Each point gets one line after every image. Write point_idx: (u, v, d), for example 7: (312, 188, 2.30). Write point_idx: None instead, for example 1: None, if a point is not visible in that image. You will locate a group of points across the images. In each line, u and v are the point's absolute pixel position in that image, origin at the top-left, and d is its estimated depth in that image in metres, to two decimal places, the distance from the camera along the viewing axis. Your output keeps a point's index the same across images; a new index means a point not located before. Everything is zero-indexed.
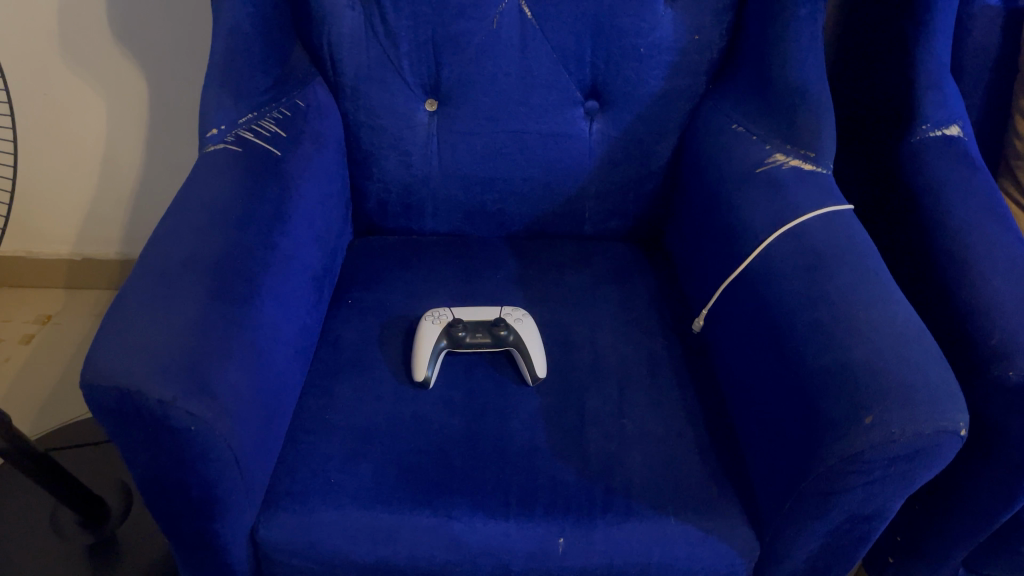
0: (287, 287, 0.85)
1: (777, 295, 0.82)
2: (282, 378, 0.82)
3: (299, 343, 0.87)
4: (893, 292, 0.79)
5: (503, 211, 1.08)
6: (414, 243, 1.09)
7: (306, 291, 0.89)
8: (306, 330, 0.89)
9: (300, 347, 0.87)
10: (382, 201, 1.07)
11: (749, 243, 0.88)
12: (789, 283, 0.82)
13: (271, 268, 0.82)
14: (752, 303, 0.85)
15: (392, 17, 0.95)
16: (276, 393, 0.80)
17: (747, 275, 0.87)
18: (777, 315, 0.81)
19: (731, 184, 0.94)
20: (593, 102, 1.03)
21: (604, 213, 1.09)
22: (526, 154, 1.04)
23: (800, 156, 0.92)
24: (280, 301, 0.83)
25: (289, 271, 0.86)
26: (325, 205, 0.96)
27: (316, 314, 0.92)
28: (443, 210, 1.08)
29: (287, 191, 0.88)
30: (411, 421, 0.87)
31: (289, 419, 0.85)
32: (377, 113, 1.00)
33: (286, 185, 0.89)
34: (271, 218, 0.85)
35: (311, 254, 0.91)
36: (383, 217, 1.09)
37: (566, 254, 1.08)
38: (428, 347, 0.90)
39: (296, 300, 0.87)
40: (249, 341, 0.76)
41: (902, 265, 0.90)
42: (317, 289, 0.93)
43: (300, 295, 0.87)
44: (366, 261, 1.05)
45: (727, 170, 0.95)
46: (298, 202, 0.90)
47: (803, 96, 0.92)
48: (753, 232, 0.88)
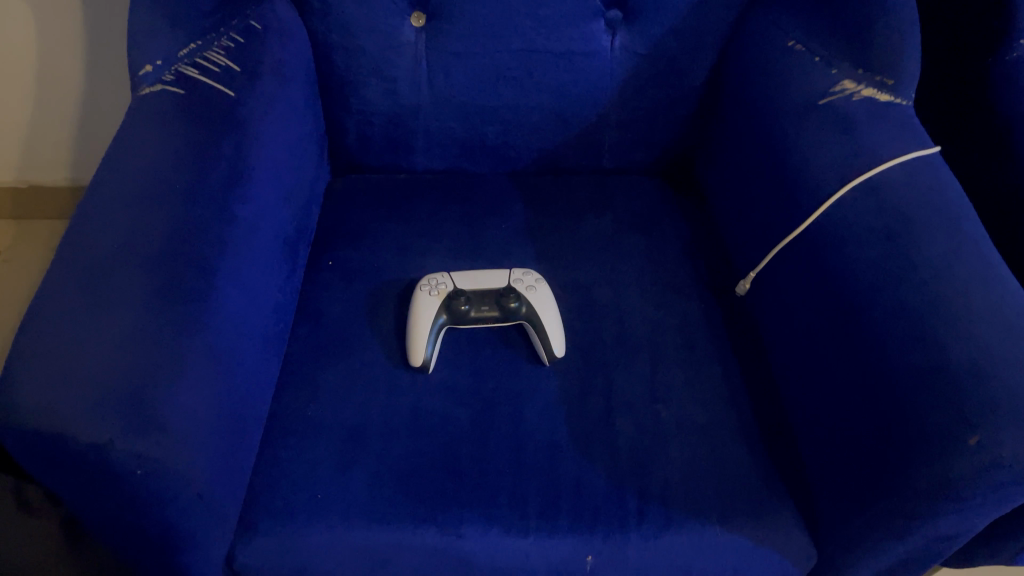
0: (249, 265, 0.69)
1: (845, 267, 0.68)
2: (249, 377, 0.68)
3: (270, 327, 0.73)
4: (994, 267, 0.64)
5: (508, 145, 0.92)
6: (403, 184, 0.93)
7: (274, 264, 0.74)
8: (278, 311, 0.75)
9: (270, 333, 0.73)
10: (363, 135, 0.90)
11: (810, 196, 0.73)
12: (860, 253, 0.67)
13: (228, 247, 0.67)
14: (817, 273, 0.70)
15: None
16: (242, 399, 0.67)
17: (807, 237, 0.72)
18: (849, 292, 0.67)
19: (786, 118, 0.78)
20: (615, 12, 0.85)
21: (627, 143, 0.93)
22: (535, 77, 0.86)
23: (874, 84, 0.75)
24: (240, 284, 0.68)
25: (252, 244, 0.70)
26: (292, 153, 0.80)
27: (290, 286, 0.77)
28: (437, 144, 0.91)
29: (245, 143, 0.72)
30: (410, 414, 0.74)
31: (265, 419, 0.72)
32: (353, 32, 0.82)
33: (240, 133, 0.72)
34: (223, 180, 0.69)
35: (279, 216, 0.76)
36: (365, 153, 0.92)
37: (583, 193, 0.93)
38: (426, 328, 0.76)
39: (264, 279, 0.72)
40: (206, 347, 0.62)
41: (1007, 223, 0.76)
42: (290, 255, 0.78)
43: (268, 272, 0.73)
44: (348, 209, 0.90)
45: (782, 100, 0.79)
46: (258, 154, 0.73)
47: (881, 9, 0.74)
48: (813, 183, 0.73)
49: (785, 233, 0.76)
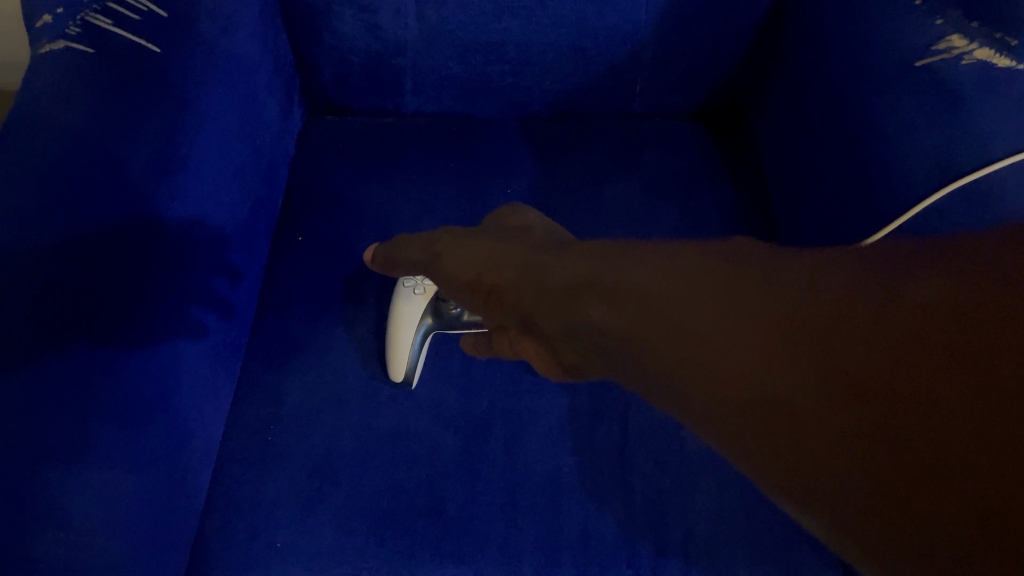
0: (183, 281, 0.56)
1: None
2: (186, 412, 0.57)
3: (214, 343, 0.61)
4: None
5: (516, 87, 0.75)
6: (390, 131, 0.78)
7: (215, 266, 0.61)
8: (224, 322, 0.62)
9: (212, 353, 0.60)
10: (341, 74, 0.74)
11: (888, 195, 0.57)
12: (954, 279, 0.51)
13: (142, 263, 0.52)
14: None
15: None
16: (173, 446, 0.55)
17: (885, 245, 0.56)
18: None
19: (868, 80, 0.61)
20: None
21: (661, 87, 0.76)
22: (552, 9, 0.68)
23: (991, 43, 0.57)
24: (171, 307, 0.55)
25: (186, 247, 0.57)
26: (241, 117, 0.65)
27: (238, 286, 0.64)
28: (429, 86, 0.75)
29: (174, 117, 0.57)
30: (388, 440, 0.63)
31: (211, 454, 0.61)
32: None
33: (168, 107, 0.57)
34: (144, 172, 0.54)
35: (223, 203, 0.62)
36: (344, 95, 0.76)
37: (607, 149, 0.78)
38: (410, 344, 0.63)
39: (202, 289, 0.59)
40: (111, 398, 0.49)
41: None
42: (238, 249, 0.64)
43: (205, 279, 0.59)
44: (323, 165, 0.76)
45: (864, 54, 0.61)
46: (193, 131, 0.58)
47: None
48: (894, 177, 0.57)
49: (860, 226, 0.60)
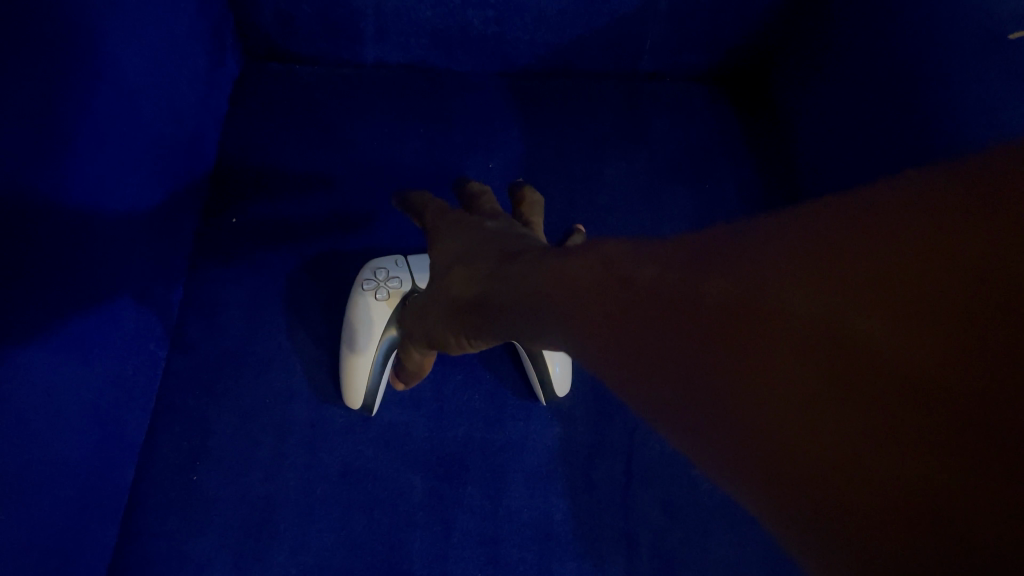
0: (80, 302, 0.42)
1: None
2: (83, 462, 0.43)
3: (121, 370, 0.47)
4: None
5: (501, 37, 0.62)
6: (346, 85, 0.64)
7: (123, 267, 0.47)
8: (132, 343, 0.48)
9: (118, 386, 0.47)
10: (285, 13, 0.60)
11: None
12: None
13: (32, 267, 0.37)
14: None
15: None
16: (66, 508, 0.42)
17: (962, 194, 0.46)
18: None
19: (957, 53, 0.48)
20: None
21: (676, 42, 0.64)
22: None
23: None
24: (65, 335, 0.40)
25: (86, 244, 0.42)
26: (157, 74, 0.49)
27: (150, 294, 0.50)
28: (395, 32, 0.62)
29: (84, 62, 0.41)
30: (342, 480, 0.52)
31: (120, 501, 0.48)
32: None
33: (82, 64, 0.40)
34: (43, 133, 0.37)
35: (135, 193, 0.47)
36: (288, 39, 0.62)
37: (607, 119, 0.66)
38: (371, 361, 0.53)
39: (106, 297, 0.45)
40: None
41: None
42: (151, 247, 0.50)
43: (110, 283, 0.45)
44: (263, 127, 0.61)
45: (945, 19, 0.49)
46: (100, 100, 0.42)
47: None
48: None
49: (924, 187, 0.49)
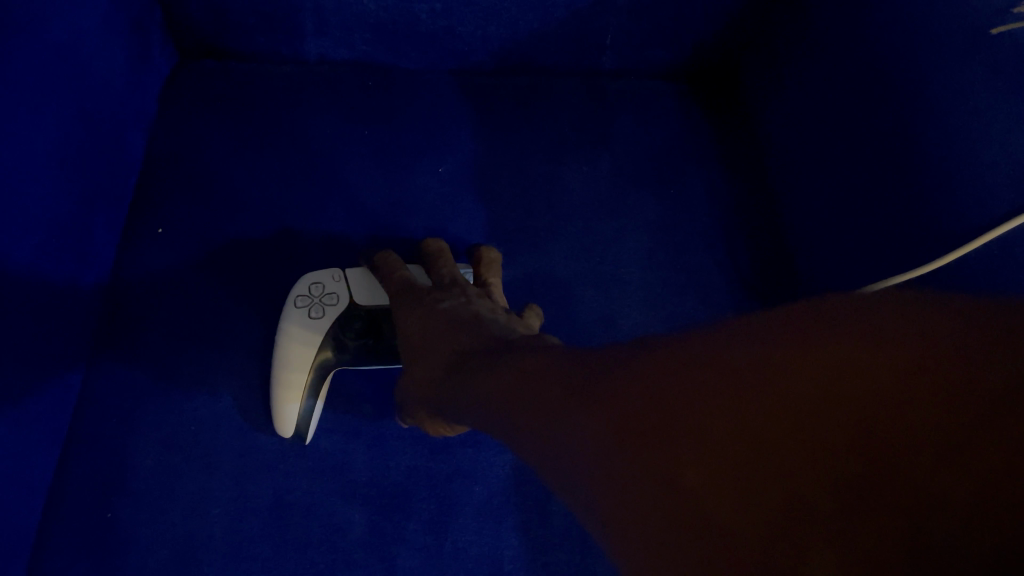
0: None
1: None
2: None
3: (26, 406, 0.42)
4: None
5: (452, 32, 0.58)
6: (286, 83, 0.60)
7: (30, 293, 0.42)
8: (38, 372, 0.43)
9: (22, 419, 0.42)
10: (217, 6, 0.55)
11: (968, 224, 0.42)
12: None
13: None
14: None
15: None
16: None
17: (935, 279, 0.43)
18: None
19: (947, 53, 0.44)
20: None
21: (640, 38, 0.60)
22: None
23: None
24: None
25: None
26: (69, 78, 0.44)
27: (60, 313, 0.45)
28: (338, 27, 0.57)
29: None
30: (275, 517, 0.47)
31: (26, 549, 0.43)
32: None
33: None
34: None
35: (43, 203, 0.42)
36: (221, 32, 0.57)
37: (566, 118, 0.62)
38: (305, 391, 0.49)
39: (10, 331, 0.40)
40: None
41: None
42: (63, 265, 0.45)
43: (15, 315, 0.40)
44: (193, 128, 0.57)
45: (930, 17, 0.45)
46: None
47: None
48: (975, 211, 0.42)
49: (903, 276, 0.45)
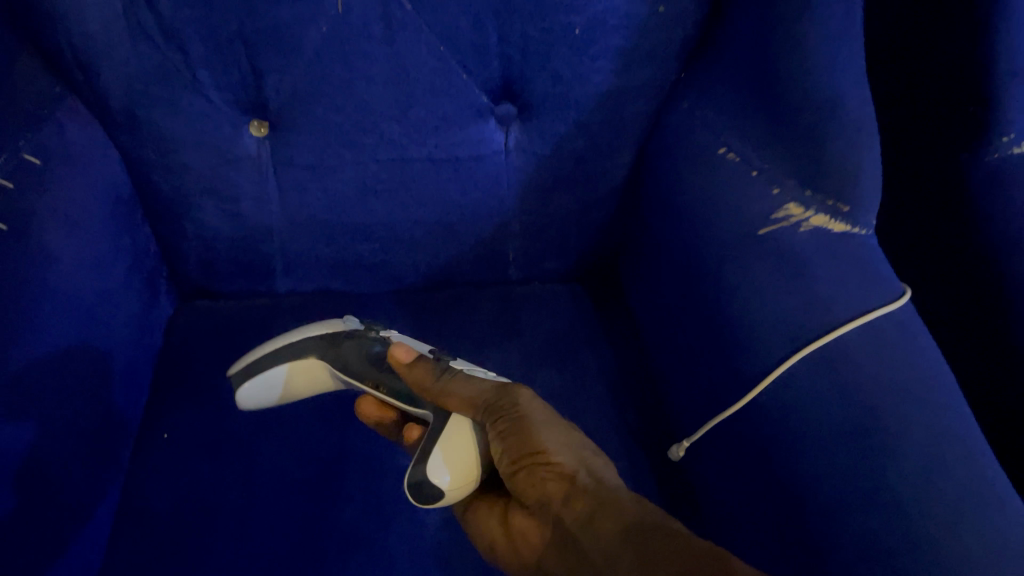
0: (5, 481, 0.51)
1: (812, 469, 0.52)
2: None
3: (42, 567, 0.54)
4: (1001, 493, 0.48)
5: (386, 262, 0.76)
6: (263, 315, 0.76)
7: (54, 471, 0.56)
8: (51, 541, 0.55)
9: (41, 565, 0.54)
10: (208, 262, 0.73)
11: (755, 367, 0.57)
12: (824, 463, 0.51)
13: None
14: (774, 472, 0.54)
15: (168, 11, 0.58)
16: None
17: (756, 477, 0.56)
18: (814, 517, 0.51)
19: (725, 246, 0.62)
20: (509, 106, 0.69)
21: (535, 253, 0.78)
22: (413, 189, 0.70)
23: (827, 210, 0.59)
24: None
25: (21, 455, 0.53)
26: (86, 321, 0.61)
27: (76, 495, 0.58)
28: (300, 266, 0.75)
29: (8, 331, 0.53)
30: None
31: None
32: (173, 148, 0.65)
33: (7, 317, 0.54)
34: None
35: (61, 408, 0.58)
36: (212, 280, 0.75)
37: (487, 319, 0.78)
38: (269, 396, 0.67)
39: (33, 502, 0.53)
40: None
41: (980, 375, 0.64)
42: (84, 446, 0.60)
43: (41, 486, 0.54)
44: (188, 353, 0.73)
45: (712, 222, 0.64)
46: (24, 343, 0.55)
47: (829, 120, 0.58)
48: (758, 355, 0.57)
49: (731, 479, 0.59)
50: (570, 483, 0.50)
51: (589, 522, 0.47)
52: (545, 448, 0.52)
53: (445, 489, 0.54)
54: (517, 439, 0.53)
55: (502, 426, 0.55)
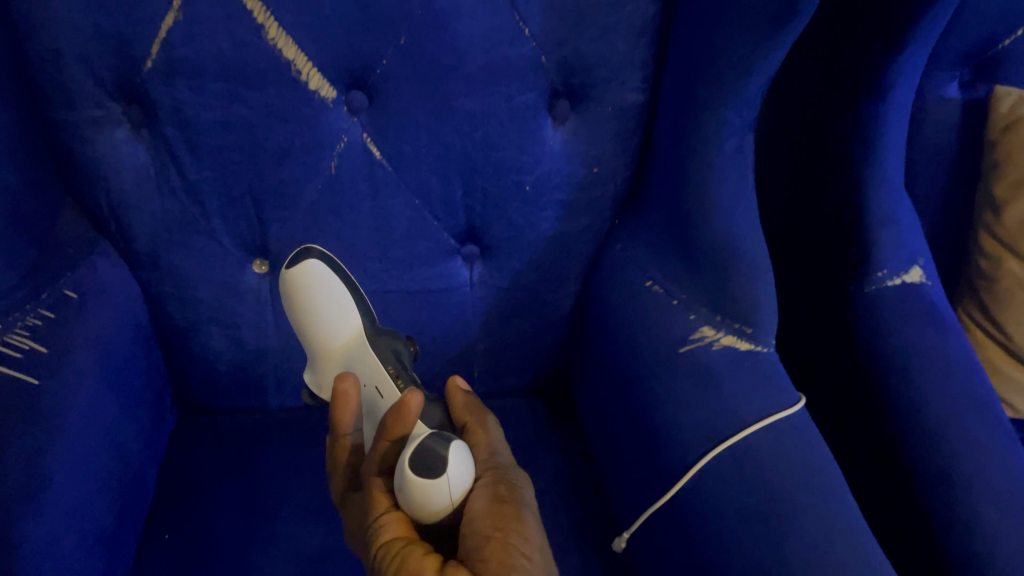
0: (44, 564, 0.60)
1: (722, 548, 0.62)
2: None
3: None
4: (878, 560, 0.59)
5: None
6: (255, 429, 0.86)
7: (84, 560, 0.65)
8: None
9: None
10: (209, 381, 0.84)
11: (679, 464, 0.68)
12: (734, 544, 0.61)
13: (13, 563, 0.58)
14: (696, 552, 0.64)
15: (192, 173, 0.72)
16: None
17: (681, 551, 0.66)
18: None
19: (654, 361, 0.74)
20: (471, 247, 0.83)
21: (497, 371, 0.89)
22: (391, 318, 0.82)
23: (733, 331, 0.72)
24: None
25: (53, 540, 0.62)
26: (114, 427, 0.72)
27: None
28: (290, 384, 0.86)
29: (48, 433, 0.64)
30: None
31: None
32: (187, 283, 0.77)
33: (48, 422, 0.64)
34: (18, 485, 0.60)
35: (92, 504, 0.67)
36: (212, 397, 0.85)
37: None
38: (345, 325, 0.66)
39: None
40: None
41: (869, 472, 0.75)
42: (104, 542, 0.68)
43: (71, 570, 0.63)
44: (187, 463, 0.81)
45: (642, 341, 0.76)
46: (64, 443, 0.65)
47: (731, 258, 0.71)
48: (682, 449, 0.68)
49: (662, 550, 0.69)
50: (534, 573, 0.55)
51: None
52: (528, 538, 0.58)
53: (448, 477, 0.56)
54: (511, 513, 0.59)
55: (507, 497, 0.61)
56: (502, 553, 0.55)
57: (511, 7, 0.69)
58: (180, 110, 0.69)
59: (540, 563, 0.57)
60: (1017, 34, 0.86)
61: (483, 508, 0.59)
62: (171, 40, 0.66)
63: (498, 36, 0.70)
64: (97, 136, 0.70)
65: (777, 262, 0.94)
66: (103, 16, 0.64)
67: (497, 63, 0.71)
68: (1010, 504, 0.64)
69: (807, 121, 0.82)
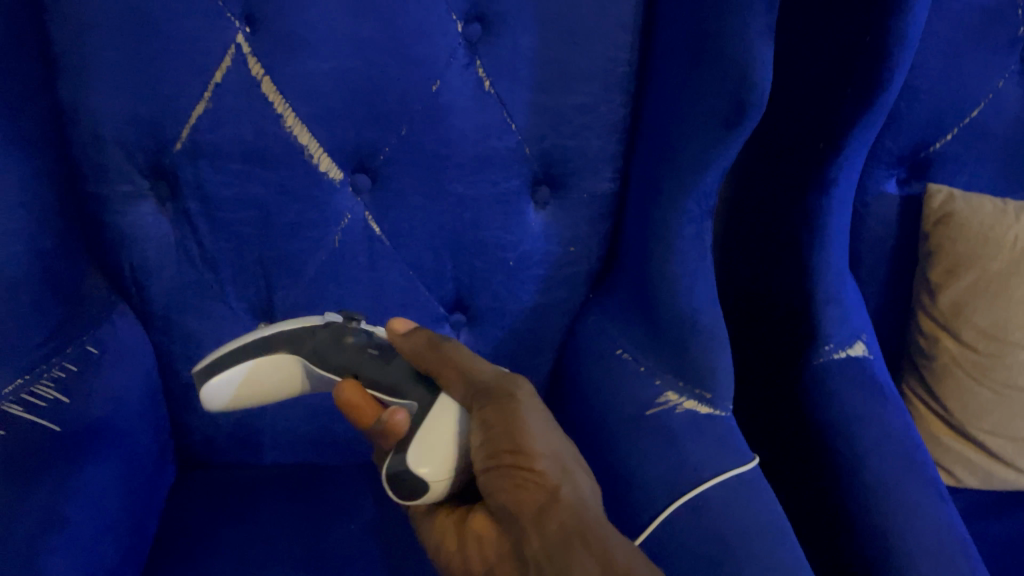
0: None
1: None
2: None
3: None
4: None
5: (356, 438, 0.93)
6: (250, 482, 0.90)
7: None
8: None
9: None
10: (209, 437, 0.90)
11: (644, 515, 0.74)
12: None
13: None
14: None
15: (209, 243, 0.80)
16: None
17: None
18: None
19: (622, 422, 0.81)
20: (458, 315, 0.91)
21: None
22: None
23: (694, 396, 0.80)
24: None
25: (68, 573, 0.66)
26: (126, 472, 0.78)
27: None
28: (285, 442, 0.92)
29: (67, 475, 0.71)
30: None
31: None
32: (196, 343, 0.84)
33: (67, 467, 0.71)
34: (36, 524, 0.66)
35: (107, 544, 0.73)
36: (211, 452, 0.91)
37: None
38: (277, 371, 0.74)
39: None
40: None
41: (817, 531, 0.81)
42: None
43: None
44: (183, 513, 0.86)
45: (612, 404, 0.83)
46: (81, 485, 0.71)
47: (693, 328, 0.80)
48: (648, 503, 0.74)
49: None
50: (542, 487, 0.60)
51: (545, 517, 0.57)
52: (524, 450, 0.61)
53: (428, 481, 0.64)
54: (501, 436, 0.63)
55: (496, 415, 0.64)
56: (507, 484, 0.60)
57: (499, 106, 0.80)
58: (202, 188, 0.77)
59: (551, 473, 0.61)
60: (945, 139, 0.96)
61: (481, 443, 0.64)
62: (200, 126, 0.75)
63: (487, 130, 0.80)
64: (125, 209, 0.78)
65: (738, 338, 1.02)
66: (142, 106, 0.73)
67: (485, 153, 0.81)
68: (938, 557, 0.69)
69: (764, 209, 0.92)
